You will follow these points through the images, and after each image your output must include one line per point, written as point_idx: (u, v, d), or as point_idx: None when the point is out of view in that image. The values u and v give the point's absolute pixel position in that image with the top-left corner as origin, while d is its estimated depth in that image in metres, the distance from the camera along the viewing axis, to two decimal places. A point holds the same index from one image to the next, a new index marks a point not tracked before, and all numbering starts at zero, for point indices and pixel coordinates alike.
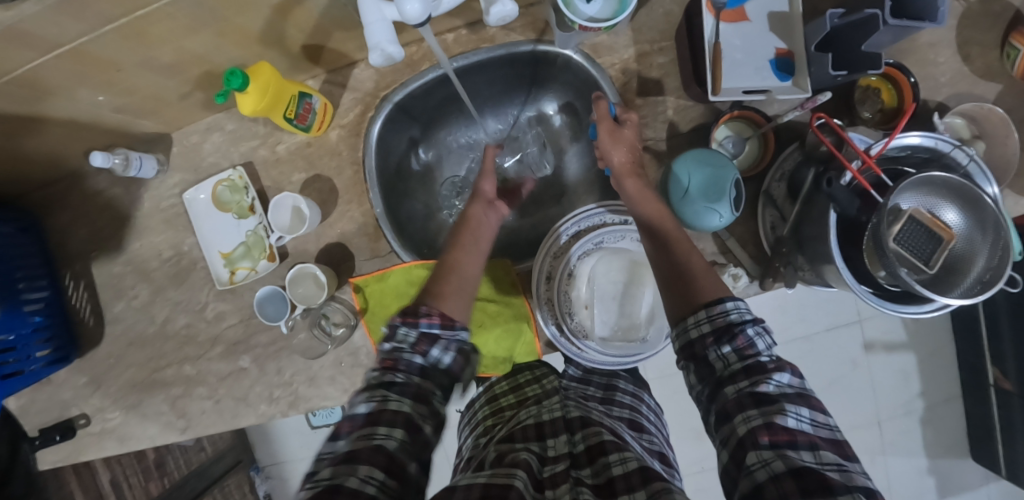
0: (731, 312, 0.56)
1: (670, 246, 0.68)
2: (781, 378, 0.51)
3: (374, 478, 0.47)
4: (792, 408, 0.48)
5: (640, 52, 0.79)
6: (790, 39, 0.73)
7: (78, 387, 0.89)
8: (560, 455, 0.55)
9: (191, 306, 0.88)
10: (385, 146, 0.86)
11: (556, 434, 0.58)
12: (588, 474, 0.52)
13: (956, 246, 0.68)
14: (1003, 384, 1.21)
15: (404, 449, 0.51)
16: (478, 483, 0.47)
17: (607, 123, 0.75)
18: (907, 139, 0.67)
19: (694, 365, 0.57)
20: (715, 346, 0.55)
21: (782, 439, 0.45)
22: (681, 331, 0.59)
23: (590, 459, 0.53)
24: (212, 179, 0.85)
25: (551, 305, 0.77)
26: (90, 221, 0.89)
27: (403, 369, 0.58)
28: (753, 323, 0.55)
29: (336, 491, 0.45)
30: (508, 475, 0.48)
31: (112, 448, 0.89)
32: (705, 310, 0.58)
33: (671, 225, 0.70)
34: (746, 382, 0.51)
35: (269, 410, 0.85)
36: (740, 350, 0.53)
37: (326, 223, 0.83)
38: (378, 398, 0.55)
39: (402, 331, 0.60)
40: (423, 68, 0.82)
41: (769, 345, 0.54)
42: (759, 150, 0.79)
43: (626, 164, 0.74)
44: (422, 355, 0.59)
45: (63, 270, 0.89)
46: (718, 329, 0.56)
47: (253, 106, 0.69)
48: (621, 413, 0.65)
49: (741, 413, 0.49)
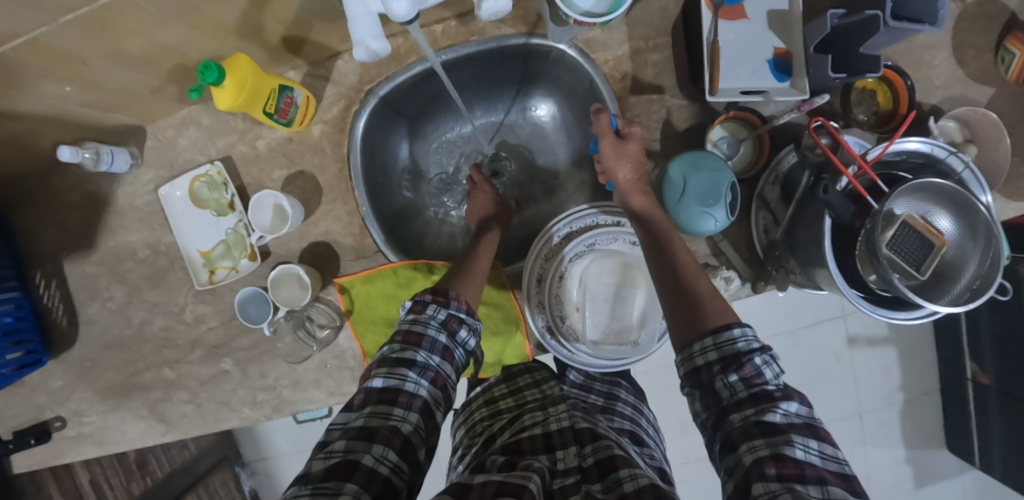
0: (738, 340, 0.57)
1: (676, 268, 0.67)
2: (789, 407, 0.52)
3: (388, 459, 0.49)
4: (800, 439, 0.49)
5: (635, 49, 0.76)
6: (788, 38, 0.72)
7: (53, 390, 0.86)
8: (570, 468, 0.60)
9: (170, 308, 0.85)
10: (370, 141, 0.82)
11: (564, 446, 0.63)
12: (600, 488, 0.55)
13: (947, 253, 0.68)
14: (980, 379, 1.23)
15: (417, 434, 0.54)
16: (493, 480, 0.53)
17: (609, 137, 0.72)
18: (908, 146, 0.68)
19: (699, 393, 0.58)
20: (723, 373, 0.57)
21: (791, 472, 0.47)
22: (686, 357, 0.60)
23: (601, 475, 0.57)
24: (189, 175, 0.81)
25: (542, 308, 0.76)
26: (61, 219, 0.85)
27: (426, 345, 0.60)
28: (761, 352, 0.56)
29: (353, 468, 0.47)
30: (523, 478, 0.53)
31: (90, 452, 0.87)
32: (711, 337, 0.59)
33: (677, 240, 0.70)
34: (752, 410, 0.53)
35: (253, 414, 0.83)
36: (747, 379, 0.55)
37: (309, 222, 0.80)
38: (397, 374, 0.56)
39: (431, 310, 0.63)
40: (409, 62, 0.78)
41: (777, 374, 0.55)
42: (753, 152, 0.78)
43: (632, 182, 0.73)
44: (450, 333, 0.63)
45: (33, 269, 0.85)
46: (725, 358, 0.57)
47: (229, 101, 0.65)
48: (622, 425, 0.72)
49: (747, 442, 0.50)
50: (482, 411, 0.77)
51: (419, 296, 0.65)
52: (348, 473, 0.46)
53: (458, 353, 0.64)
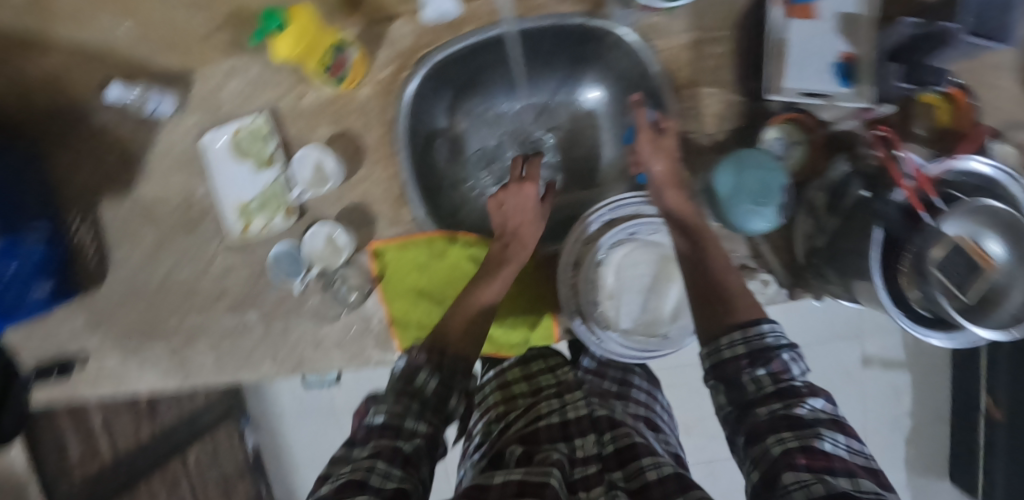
0: (768, 335, 0.58)
1: (706, 265, 0.67)
2: (815, 403, 0.54)
3: (394, 474, 0.51)
4: (827, 433, 0.50)
5: (697, 39, 0.75)
6: (856, 42, 0.70)
7: (76, 327, 0.87)
8: (589, 457, 0.60)
9: (199, 256, 0.84)
10: (418, 108, 0.81)
11: (583, 434, 0.64)
12: (621, 477, 0.56)
13: (994, 278, 0.67)
14: (993, 414, 1.22)
15: (419, 451, 0.56)
16: (513, 480, 0.53)
17: (646, 132, 0.75)
18: (973, 166, 0.66)
19: (725, 387, 0.58)
20: (750, 368, 0.57)
21: (820, 463, 0.47)
22: (713, 350, 0.60)
23: (620, 463, 0.58)
24: (234, 123, 0.80)
25: (575, 293, 0.76)
26: (98, 157, 0.84)
27: (417, 401, 0.60)
28: (789, 348, 0.58)
29: (360, 488, 0.48)
30: (545, 474, 0.53)
31: (108, 391, 0.88)
32: (740, 332, 0.59)
33: (709, 237, 0.70)
34: (780, 404, 0.54)
35: (273, 369, 0.84)
36: (775, 375, 0.56)
37: (349, 183, 0.80)
38: (397, 412, 0.58)
39: (422, 378, 0.62)
40: (466, 31, 0.77)
41: (803, 371, 0.57)
42: (804, 159, 0.75)
43: (668, 174, 0.73)
44: (440, 395, 0.62)
45: (66, 206, 0.85)
46: (753, 352, 0.57)
47: (288, 50, 0.69)
48: (637, 410, 0.73)
49: (774, 434, 0.52)
50: (495, 396, 0.79)
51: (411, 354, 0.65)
52: (356, 489, 0.48)
53: (448, 419, 0.62)
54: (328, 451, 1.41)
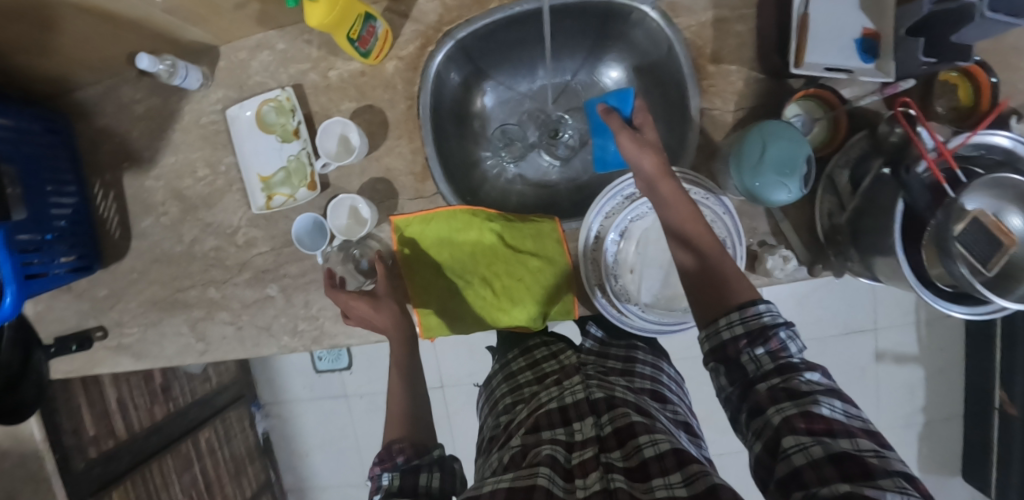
0: (764, 314, 0.57)
1: (704, 252, 0.66)
2: (812, 375, 0.53)
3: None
4: (826, 399, 0.50)
5: (719, 17, 0.76)
6: (879, 20, 0.71)
7: (98, 298, 0.88)
8: (588, 439, 0.60)
9: (222, 229, 0.85)
10: (440, 83, 0.82)
11: (581, 418, 0.63)
12: (619, 457, 0.55)
13: (1015, 253, 0.67)
14: (1007, 409, 1.21)
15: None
16: (501, 489, 0.51)
17: (624, 133, 0.73)
18: (994, 139, 0.67)
19: (725, 368, 0.58)
20: (749, 347, 0.56)
21: (820, 427, 0.48)
22: (711, 333, 0.59)
23: (619, 443, 0.57)
24: (259, 97, 0.81)
25: (596, 265, 0.77)
26: (125, 128, 0.85)
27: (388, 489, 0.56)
28: (785, 326, 0.55)
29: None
30: (532, 474, 0.52)
31: (127, 364, 0.88)
32: (737, 313, 0.58)
33: (704, 229, 0.66)
34: (779, 379, 0.53)
35: (292, 343, 0.84)
36: (774, 353, 0.55)
37: (372, 157, 0.81)
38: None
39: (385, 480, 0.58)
40: (491, 7, 0.78)
41: (801, 348, 0.55)
42: (828, 132, 0.77)
43: (658, 165, 0.69)
44: (409, 484, 0.56)
45: (92, 178, 0.86)
46: (752, 331, 0.56)
47: (321, 19, 0.65)
48: (642, 383, 0.71)
49: (774, 405, 0.52)
50: (503, 388, 0.78)
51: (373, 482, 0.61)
52: None
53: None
54: (340, 437, 1.43)
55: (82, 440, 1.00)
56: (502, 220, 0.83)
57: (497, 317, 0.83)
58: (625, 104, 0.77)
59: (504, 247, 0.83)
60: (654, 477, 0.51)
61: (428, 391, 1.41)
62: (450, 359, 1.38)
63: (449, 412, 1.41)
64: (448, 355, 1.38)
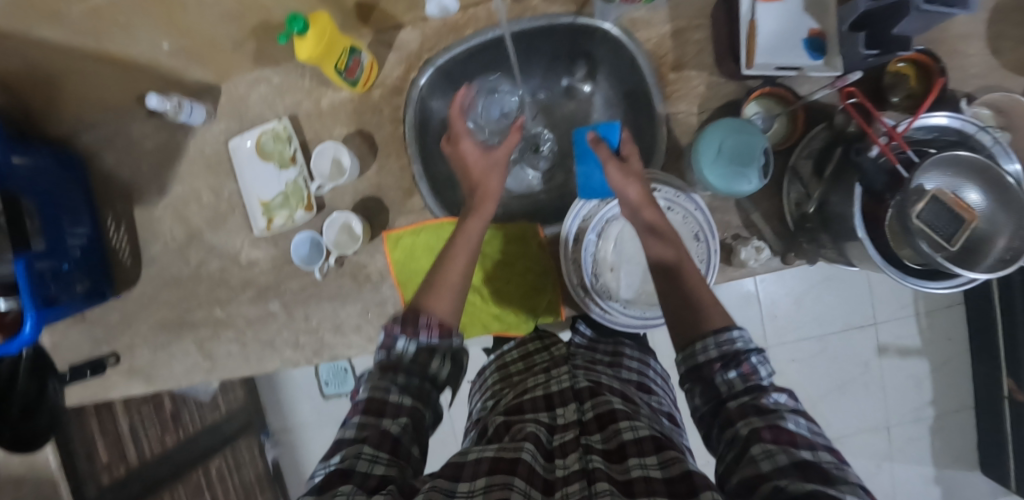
0: (737, 340, 0.59)
1: (682, 279, 0.68)
2: (779, 396, 0.55)
3: (380, 459, 0.53)
4: (791, 415, 0.52)
5: (677, 28, 0.82)
6: (823, 20, 0.77)
7: (110, 323, 0.93)
8: (569, 423, 0.62)
9: (227, 251, 0.90)
10: (425, 106, 0.89)
11: (564, 404, 0.66)
12: (598, 440, 0.57)
13: (978, 226, 0.70)
14: (1017, 397, 1.22)
15: (407, 432, 0.57)
16: (485, 458, 0.54)
17: (612, 161, 0.75)
18: (933, 120, 0.70)
19: (700, 388, 0.59)
20: (722, 371, 0.58)
21: (784, 438, 0.49)
22: (688, 355, 0.61)
23: (600, 426, 0.59)
24: (258, 128, 0.88)
25: (577, 266, 0.79)
26: (135, 164, 0.92)
27: (403, 370, 0.61)
28: (757, 351, 0.58)
29: (348, 474, 0.50)
30: (517, 449, 0.54)
31: (138, 386, 0.92)
32: (712, 337, 0.60)
33: (686, 259, 0.70)
34: (747, 396, 0.55)
35: (294, 356, 0.88)
36: (745, 376, 0.57)
37: (364, 176, 0.87)
38: (381, 387, 0.59)
39: (402, 344, 0.62)
40: (466, 33, 0.85)
41: (771, 373, 0.58)
42: (787, 128, 0.81)
43: (644, 192, 0.73)
44: (422, 367, 0.62)
45: (104, 211, 0.93)
46: (725, 355, 0.59)
47: (310, 51, 0.72)
48: (629, 376, 0.73)
49: (743, 419, 0.53)
50: (495, 376, 0.80)
51: (389, 329, 0.63)
52: (342, 479, 0.49)
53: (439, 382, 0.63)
54: None
55: (96, 466, 1.04)
56: None
57: (489, 322, 0.86)
58: (612, 136, 0.80)
59: (483, 257, 0.87)
60: (631, 457, 0.52)
61: None
62: None
63: (455, 428, 1.43)
64: None
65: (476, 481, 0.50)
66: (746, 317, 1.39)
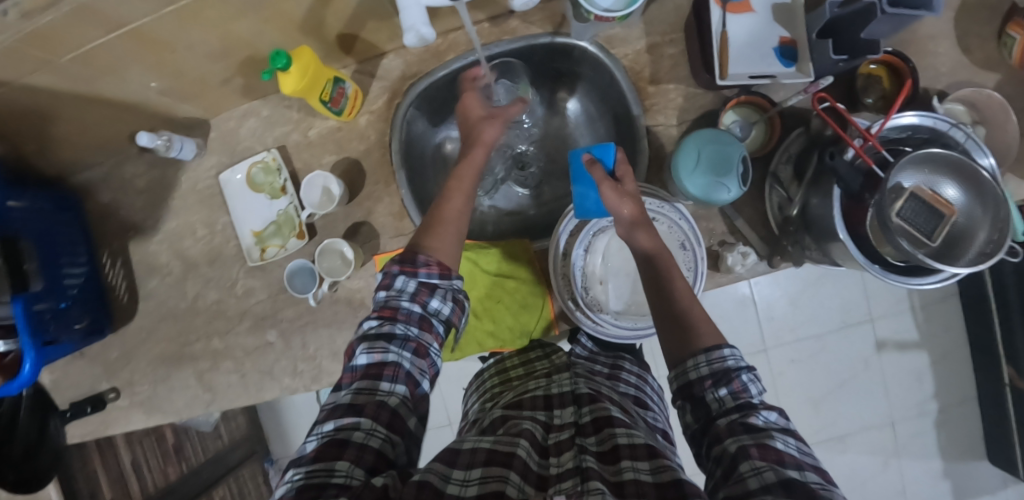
0: (729, 358, 0.59)
1: (676, 294, 0.69)
2: (769, 415, 0.55)
3: (377, 432, 0.55)
4: (780, 435, 0.52)
5: (652, 43, 0.84)
6: (792, 28, 0.79)
7: (110, 360, 0.93)
8: (565, 423, 0.63)
9: (222, 282, 0.92)
10: (409, 130, 0.91)
11: (562, 406, 0.67)
12: (593, 442, 0.57)
13: (957, 221, 0.71)
14: (1018, 384, 1.23)
15: (404, 405, 0.59)
16: (481, 448, 0.55)
17: (607, 182, 0.74)
18: (903, 120, 0.72)
19: (690, 405, 0.60)
20: (713, 388, 0.59)
21: (772, 457, 0.50)
22: (679, 372, 0.62)
23: (596, 429, 0.59)
24: (247, 161, 0.90)
25: (567, 280, 0.81)
26: (129, 202, 0.94)
27: (402, 318, 0.64)
28: (747, 369, 0.59)
29: (344, 445, 0.52)
30: (512, 444, 0.56)
31: (139, 421, 0.93)
32: (704, 355, 0.61)
33: (677, 276, 0.70)
34: (737, 414, 0.56)
35: (293, 384, 0.89)
36: (736, 393, 0.57)
37: (354, 202, 0.88)
38: (379, 349, 0.61)
39: (401, 281, 0.66)
40: (447, 59, 0.87)
41: (761, 390, 0.58)
42: (765, 134, 0.83)
43: (637, 213, 0.73)
44: (421, 306, 0.66)
45: (101, 249, 0.94)
46: (716, 373, 0.59)
47: (294, 86, 0.74)
48: (626, 390, 0.72)
49: (732, 436, 0.54)
50: (494, 380, 0.80)
51: (388, 269, 0.67)
52: (338, 452, 0.51)
53: (436, 322, 0.67)
54: None
55: None
56: (476, 248, 0.89)
57: (483, 340, 0.86)
58: (608, 157, 0.77)
59: (482, 272, 0.87)
60: (623, 459, 0.53)
61: (433, 430, 1.43)
62: (452, 396, 1.42)
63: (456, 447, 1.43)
64: (452, 392, 1.41)
65: (472, 470, 0.52)
66: (743, 319, 1.39)
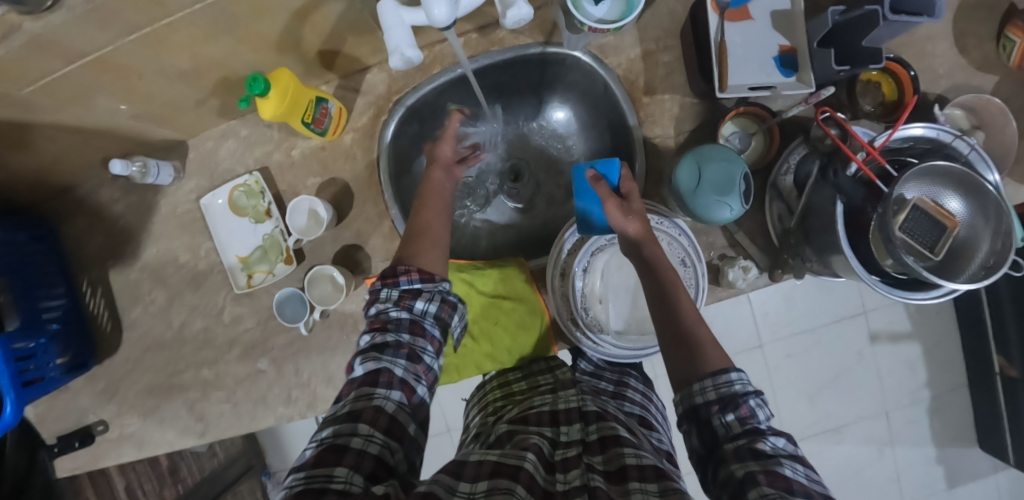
0: (735, 382, 0.57)
1: (682, 319, 0.66)
2: (777, 440, 0.53)
3: (375, 438, 0.53)
4: (788, 461, 0.51)
5: (646, 51, 0.81)
6: (792, 36, 0.76)
7: (96, 392, 0.90)
8: (572, 441, 0.61)
9: (209, 310, 0.88)
10: (398, 145, 0.88)
11: (569, 423, 0.64)
12: (600, 460, 0.57)
13: (959, 233, 0.70)
14: (1008, 372, 1.25)
15: (403, 411, 0.57)
16: (488, 460, 0.54)
17: (612, 201, 0.71)
18: (913, 131, 0.70)
19: (696, 430, 0.58)
20: (720, 413, 0.56)
21: (781, 485, 0.48)
22: (685, 395, 0.60)
23: (602, 447, 0.58)
24: (228, 184, 0.85)
25: (566, 300, 0.80)
26: (106, 228, 0.90)
27: (392, 327, 0.63)
28: (756, 394, 0.56)
29: (343, 451, 0.50)
30: (519, 457, 0.54)
31: (130, 453, 0.90)
32: (710, 379, 0.58)
33: (684, 297, 0.68)
34: (745, 439, 0.53)
35: (287, 412, 0.87)
36: (743, 419, 0.55)
37: (342, 224, 0.85)
38: (371, 358, 0.59)
39: (385, 292, 0.65)
40: (435, 72, 0.84)
41: (770, 414, 0.56)
42: (764, 146, 0.81)
43: (642, 224, 0.71)
44: (406, 310, 0.64)
45: (79, 278, 0.90)
46: (723, 398, 0.57)
47: (273, 110, 0.70)
48: (632, 409, 0.70)
49: (739, 461, 0.52)
50: (496, 393, 0.79)
51: (372, 288, 0.67)
52: (337, 457, 0.49)
53: (427, 324, 0.65)
54: None
55: None
56: (471, 269, 0.87)
57: (482, 363, 0.84)
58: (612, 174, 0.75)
59: (477, 294, 0.86)
60: (632, 479, 0.52)
61: (433, 437, 1.41)
62: (450, 403, 1.40)
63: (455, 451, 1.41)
64: (451, 398, 1.40)
65: (478, 483, 0.51)
66: (737, 317, 1.40)
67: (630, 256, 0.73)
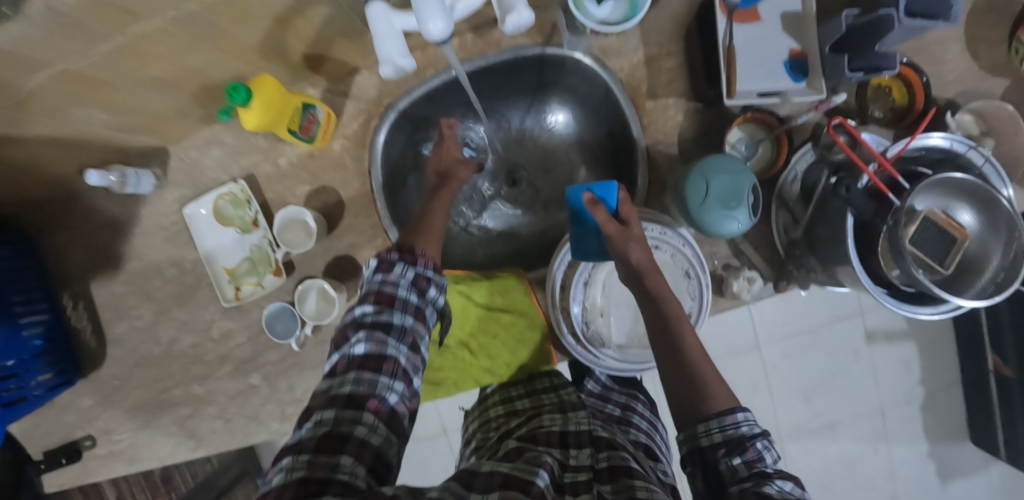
0: (742, 423, 0.55)
1: (684, 355, 0.63)
2: (784, 484, 0.51)
3: (379, 429, 0.51)
4: None
5: (649, 55, 0.77)
6: (802, 40, 0.73)
7: (82, 410, 0.87)
8: (581, 466, 0.58)
9: (198, 325, 0.86)
10: (391, 151, 0.85)
11: (579, 446, 0.62)
12: (610, 490, 0.53)
13: (968, 247, 0.68)
14: (1003, 370, 1.25)
15: (403, 404, 0.55)
16: (500, 471, 0.53)
17: (610, 224, 0.68)
18: (931, 140, 0.68)
19: (701, 473, 0.56)
20: (726, 457, 0.54)
21: None
22: (688, 435, 0.58)
23: (612, 477, 0.55)
24: (212, 193, 0.81)
25: (567, 315, 0.77)
26: (87, 240, 0.86)
27: (400, 305, 0.58)
28: (762, 436, 0.55)
29: (346, 439, 0.49)
30: (530, 471, 0.53)
31: (121, 470, 0.88)
32: (716, 419, 0.56)
33: (688, 330, 0.65)
34: (751, 482, 0.51)
35: (281, 428, 0.84)
36: (750, 463, 0.53)
37: (334, 235, 0.82)
38: (377, 339, 0.55)
39: (399, 270, 0.60)
40: (428, 75, 0.81)
41: (777, 459, 0.54)
42: (771, 153, 0.79)
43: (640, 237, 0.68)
44: (418, 293, 0.60)
45: (59, 291, 0.86)
46: (730, 441, 0.55)
47: (257, 121, 0.67)
48: (638, 438, 0.69)
49: None
50: (497, 410, 0.76)
51: (383, 254, 0.61)
52: (340, 445, 0.48)
53: (429, 312, 0.62)
54: None
55: None
56: (468, 280, 0.83)
57: (480, 377, 0.82)
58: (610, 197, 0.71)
59: (473, 306, 0.82)
60: None
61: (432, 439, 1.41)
62: (448, 405, 1.40)
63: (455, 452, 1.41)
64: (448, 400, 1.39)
65: (490, 493, 0.50)
66: (736, 317, 1.38)
67: (630, 282, 0.70)
